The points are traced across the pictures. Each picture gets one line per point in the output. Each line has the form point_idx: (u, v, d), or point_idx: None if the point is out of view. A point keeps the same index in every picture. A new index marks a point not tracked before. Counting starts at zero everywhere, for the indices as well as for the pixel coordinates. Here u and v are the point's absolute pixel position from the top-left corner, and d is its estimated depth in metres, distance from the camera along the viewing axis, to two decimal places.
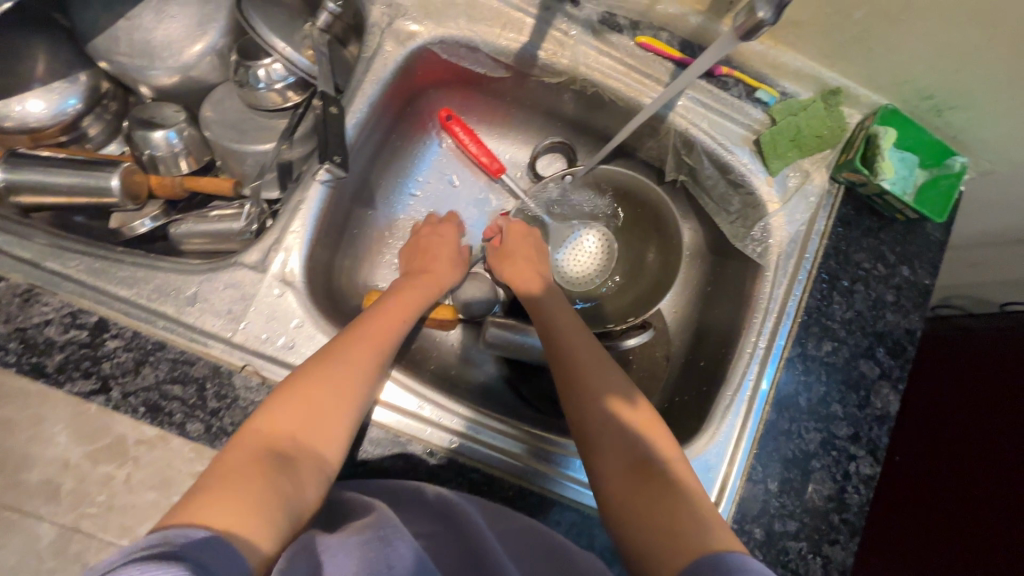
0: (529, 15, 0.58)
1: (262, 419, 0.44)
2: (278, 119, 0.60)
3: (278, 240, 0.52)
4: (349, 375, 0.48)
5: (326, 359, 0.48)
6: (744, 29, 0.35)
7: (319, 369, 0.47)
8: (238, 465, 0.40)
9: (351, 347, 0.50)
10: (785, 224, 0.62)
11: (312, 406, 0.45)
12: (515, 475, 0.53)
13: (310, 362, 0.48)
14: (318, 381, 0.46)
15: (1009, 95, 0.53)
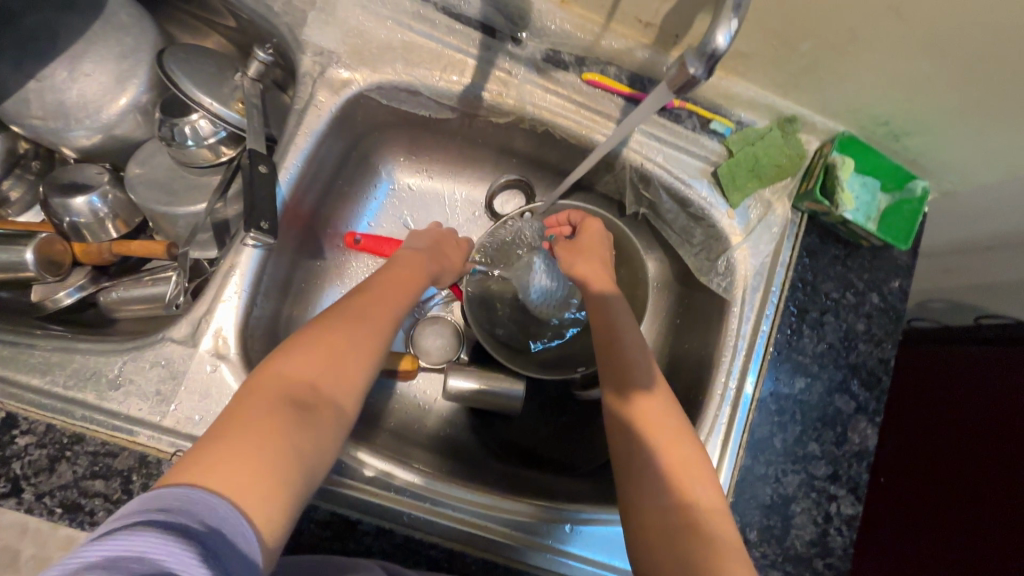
0: (470, 56, 0.55)
1: (291, 356, 0.40)
2: (210, 176, 0.56)
3: (209, 310, 0.49)
4: (364, 354, 0.43)
5: (340, 327, 0.42)
6: (681, 84, 0.36)
7: (333, 341, 0.41)
8: (256, 417, 0.36)
9: (368, 324, 0.44)
10: (750, 256, 0.60)
11: (329, 381, 0.40)
12: (480, 548, 0.50)
13: (324, 327, 0.42)
14: (334, 348, 0.41)
15: (964, 120, 0.52)
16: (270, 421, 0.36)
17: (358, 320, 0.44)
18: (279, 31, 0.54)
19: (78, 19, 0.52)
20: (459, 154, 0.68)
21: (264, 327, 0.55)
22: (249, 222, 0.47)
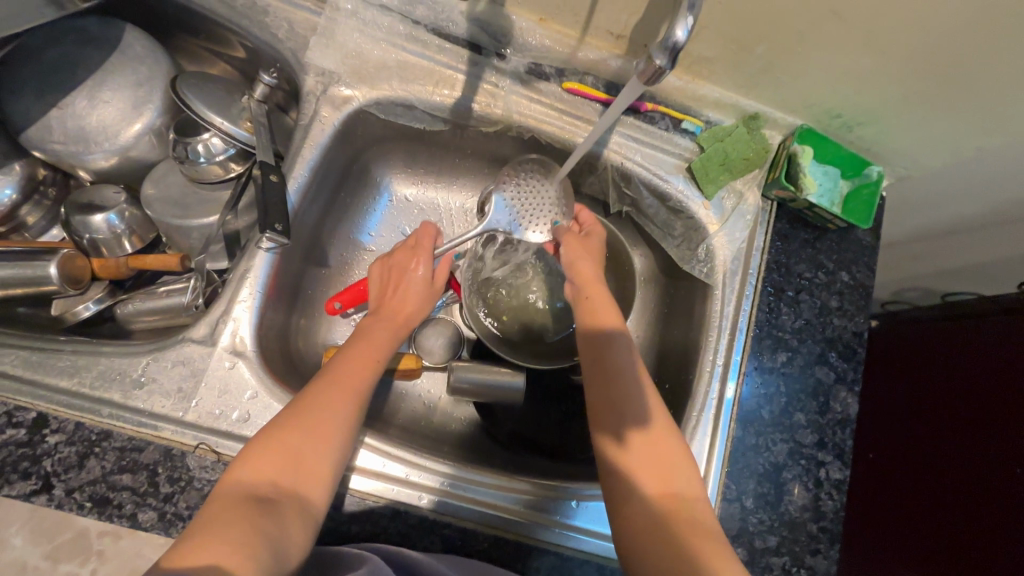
0: (459, 71, 0.61)
1: (257, 449, 0.43)
2: (222, 191, 0.60)
3: (226, 311, 0.52)
4: (334, 429, 0.46)
5: (307, 411, 0.46)
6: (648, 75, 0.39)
7: (300, 427, 0.45)
8: (225, 508, 0.39)
9: (337, 394, 0.47)
10: (727, 243, 0.64)
11: (299, 469, 0.43)
12: (495, 526, 0.53)
13: (292, 414, 0.46)
14: (299, 428, 0.44)
15: (905, 109, 0.57)
16: (240, 515, 0.39)
17: (326, 394, 0.47)
18: (283, 55, 0.59)
19: (97, 52, 0.57)
20: (452, 164, 0.72)
21: (275, 330, 0.58)
22: (264, 224, 0.51)
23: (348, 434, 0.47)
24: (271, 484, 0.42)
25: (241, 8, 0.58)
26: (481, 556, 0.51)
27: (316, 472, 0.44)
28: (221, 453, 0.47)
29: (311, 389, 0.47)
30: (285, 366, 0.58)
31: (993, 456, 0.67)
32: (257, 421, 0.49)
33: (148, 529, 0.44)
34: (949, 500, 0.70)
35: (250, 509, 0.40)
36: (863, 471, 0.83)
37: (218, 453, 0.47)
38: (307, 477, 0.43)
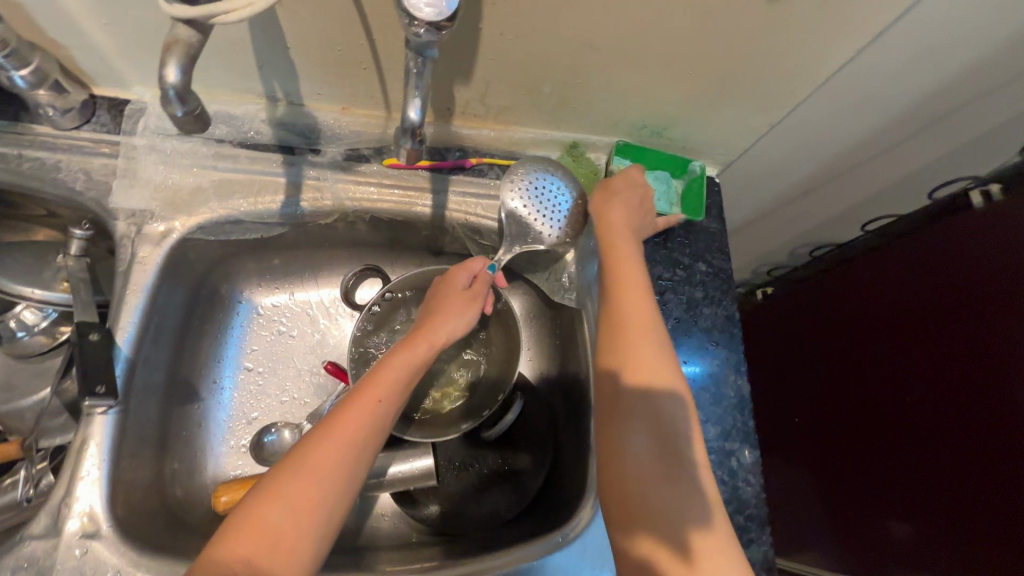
0: (278, 175, 0.60)
1: (262, 513, 0.43)
2: (53, 358, 0.57)
3: (67, 494, 0.47)
4: (318, 501, 0.45)
5: (290, 481, 0.45)
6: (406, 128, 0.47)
7: (283, 498, 0.44)
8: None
9: (323, 462, 0.46)
10: (584, 266, 0.67)
11: (275, 539, 0.43)
12: None
13: (278, 480, 0.45)
14: (295, 496, 0.44)
15: (694, 107, 0.62)
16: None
17: (315, 460, 0.46)
18: (87, 206, 0.56)
19: None
20: (308, 260, 0.71)
21: (141, 491, 0.54)
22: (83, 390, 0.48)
23: (342, 496, 0.46)
24: (249, 549, 0.42)
25: (27, 169, 0.55)
26: None
27: (291, 543, 0.43)
28: None
29: (300, 452, 0.46)
30: (161, 526, 0.54)
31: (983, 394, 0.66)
32: None
33: None
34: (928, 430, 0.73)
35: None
36: (843, 402, 0.88)
37: None
38: (284, 548, 0.43)
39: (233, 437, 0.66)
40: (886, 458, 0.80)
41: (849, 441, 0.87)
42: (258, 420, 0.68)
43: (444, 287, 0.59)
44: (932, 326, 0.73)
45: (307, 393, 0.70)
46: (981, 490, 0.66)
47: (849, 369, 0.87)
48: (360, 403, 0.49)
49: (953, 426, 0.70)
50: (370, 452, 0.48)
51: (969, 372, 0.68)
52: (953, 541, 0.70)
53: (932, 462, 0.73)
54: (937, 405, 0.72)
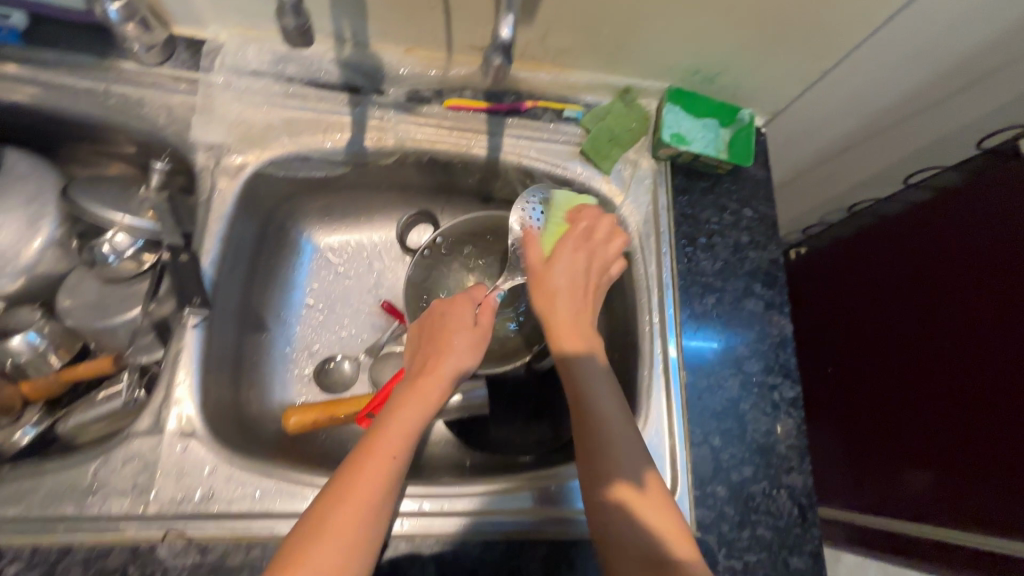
0: (344, 114, 0.63)
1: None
2: (138, 283, 0.61)
3: (166, 397, 0.52)
4: (345, 564, 0.43)
5: (314, 550, 0.42)
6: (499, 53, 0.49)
7: (309, 565, 0.42)
8: None
9: (347, 528, 0.44)
10: (634, 209, 0.69)
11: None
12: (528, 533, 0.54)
13: (297, 551, 0.42)
14: (316, 561, 0.42)
15: (749, 52, 0.63)
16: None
17: (337, 525, 0.44)
18: (168, 141, 0.59)
19: None
20: (365, 203, 0.74)
21: (223, 402, 0.58)
22: (183, 299, 0.53)
23: (365, 555, 0.44)
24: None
25: (114, 103, 0.58)
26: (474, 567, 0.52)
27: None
28: (192, 535, 0.48)
29: (317, 519, 0.44)
30: (242, 436, 0.58)
31: (977, 354, 0.71)
32: (223, 495, 0.50)
33: None
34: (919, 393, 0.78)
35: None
36: (846, 361, 0.92)
37: (189, 535, 0.47)
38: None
39: (297, 367, 0.70)
40: (903, 408, 0.81)
41: (847, 400, 0.91)
42: (319, 352, 0.72)
43: (450, 320, 0.58)
44: (967, 276, 0.74)
45: (363, 329, 0.74)
46: (960, 445, 0.71)
47: (875, 323, 0.88)
48: (377, 458, 0.48)
49: (970, 383, 0.71)
50: (388, 503, 0.47)
51: (999, 317, 0.69)
52: (965, 487, 0.70)
53: (921, 425, 0.77)
54: (932, 366, 0.77)
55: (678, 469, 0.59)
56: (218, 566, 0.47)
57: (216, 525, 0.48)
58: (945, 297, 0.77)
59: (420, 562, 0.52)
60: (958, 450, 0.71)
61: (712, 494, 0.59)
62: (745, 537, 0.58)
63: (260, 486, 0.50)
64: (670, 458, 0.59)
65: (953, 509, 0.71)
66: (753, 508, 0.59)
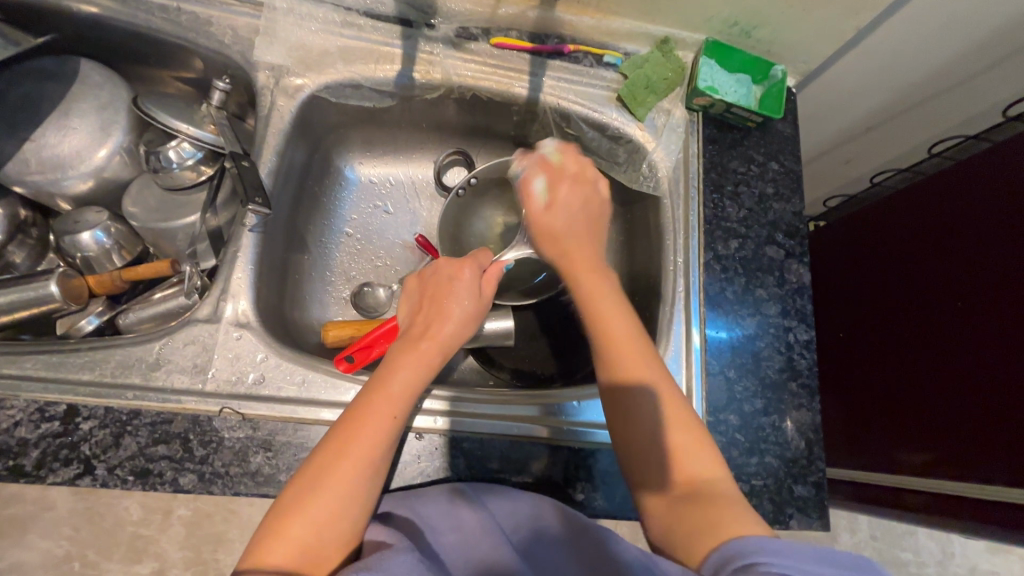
0: (396, 46, 0.67)
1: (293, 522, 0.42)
2: (197, 194, 0.64)
3: (224, 290, 0.56)
4: (340, 511, 0.44)
5: (319, 493, 0.44)
6: None
7: (313, 508, 0.43)
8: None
9: (345, 475, 0.44)
10: (665, 155, 0.71)
11: (307, 551, 0.42)
12: (547, 437, 0.58)
13: (304, 493, 0.44)
14: (323, 500, 0.43)
15: (787, 6, 0.65)
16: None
17: (335, 476, 0.44)
18: (233, 59, 0.64)
19: (57, 85, 0.60)
20: (406, 139, 0.77)
21: (271, 306, 0.62)
22: (247, 198, 0.58)
23: (370, 497, 0.46)
24: (286, 569, 0.41)
25: (186, 21, 0.63)
26: (498, 464, 0.56)
27: (327, 553, 0.43)
28: (245, 413, 0.51)
29: (317, 467, 0.45)
30: (286, 341, 0.62)
31: (988, 319, 0.73)
32: (273, 381, 0.54)
33: (190, 489, 0.48)
34: (928, 360, 0.80)
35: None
36: (855, 329, 0.95)
37: (241, 413, 0.51)
38: (317, 557, 0.42)
39: (334, 290, 0.74)
40: (905, 370, 0.84)
41: (855, 366, 0.94)
42: (356, 278, 0.76)
43: (455, 289, 0.55)
44: (975, 242, 0.77)
45: (397, 260, 0.77)
46: (968, 408, 0.74)
47: (881, 289, 0.91)
48: (371, 419, 0.46)
49: (977, 349, 0.74)
50: (389, 452, 0.47)
51: (998, 275, 0.72)
52: (965, 441, 0.74)
53: (931, 393, 0.79)
54: (942, 334, 0.79)
55: (691, 395, 0.63)
56: (269, 442, 0.51)
57: (267, 407, 0.52)
58: (949, 260, 0.80)
59: (448, 455, 0.56)
60: (967, 413, 0.74)
61: (724, 421, 0.62)
62: (754, 463, 0.61)
63: (306, 376, 0.54)
64: (685, 386, 0.63)
65: (952, 460, 0.76)
66: (763, 437, 0.62)
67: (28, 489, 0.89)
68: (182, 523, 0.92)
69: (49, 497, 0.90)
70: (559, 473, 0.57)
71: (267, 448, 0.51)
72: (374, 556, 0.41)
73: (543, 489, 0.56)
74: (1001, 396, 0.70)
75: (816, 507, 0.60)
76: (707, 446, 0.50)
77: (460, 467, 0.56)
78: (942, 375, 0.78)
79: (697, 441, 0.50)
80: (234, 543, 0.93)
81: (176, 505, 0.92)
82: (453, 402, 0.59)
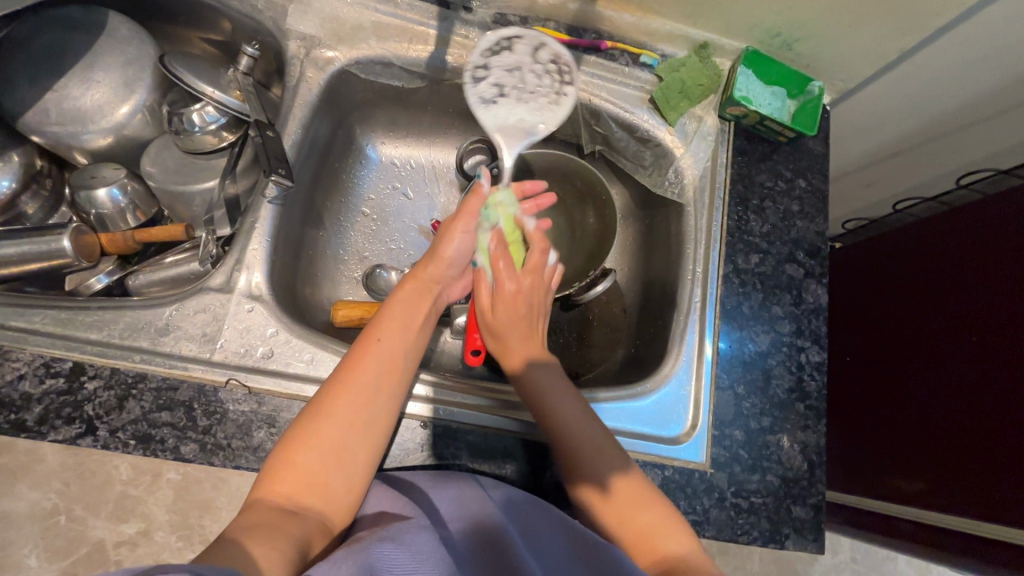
0: (431, 27, 0.65)
1: (299, 451, 0.42)
2: (217, 159, 0.63)
3: (239, 261, 0.55)
4: (344, 445, 0.43)
5: (320, 427, 0.43)
6: None
7: (314, 442, 0.42)
8: (265, 513, 0.39)
9: (342, 405, 0.44)
10: (692, 163, 0.70)
11: (314, 484, 0.41)
12: None
13: (303, 429, 0.43)
14: (320, 429, 0.43)
15: (833, 21, 0.63)
16: (272, 521, 0.38)
17: (335, 405, 0.44)
18: (264, 25, 0.63)
19: (83, 36, 0.59)
20: (431, 123, 0.76)
21: (283, 280, 0.61)
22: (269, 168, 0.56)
23: (376, 428, 0.45)
24: (291, 499, 0.40)
25: None
26: (501, 461, 0.56)
27: (335, 483, 0.42)
28: (251, 386, 0.51)
29: (316, 402, 0.45)
30: (296, 316, 0.61)
31: (998, 357, 0.72)
32: (282, 356, 0.53)
33: (190, 459, 0.48)
34: (937, 392, 0.79)
35: (277, 517, 0.38)
36: (862, 355, 0.94)
37: (248, 386, 0.51)
38: (322, 494, 0.42)
39: (346, 270, 0.73)
40: (911, 400, 0.83)
41: (863, 393, 0.92)
42: (369, 259, 0.75)
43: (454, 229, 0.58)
44: (992, 277, 0.76)
45: (411, 246, 0.76)
46: (973, 442, 0.73)
47: (894, 315, 0.90)
48: (367, 350, 0.47)
49: (984, 386, 0.73)
50: (391, 380, 0.47)
51: (1014, 311, 0.72)
52: (964, 473, 0.74)
53: (935, 424, 0.79)
54: (952, 369, 0.78)
55: (698, 407, 0.62)
56: (273, 418, 0.50)
57: (274, 383, 0.51)
58: (971, 293, 0.78)
59: (449, 448, 0.55)
60: (969, 449, 0.74)
61: (729, 436, 0.62)
62: (755, 481, 0.61)
63: (315, 354, 0.54)
64: (693, 398, 0.63)
65: (949, 494, 0.75)
66: (767, 455, 0.62)
67: (19, 441, 0.90)
68: (171, 487, 0.92)
69: (40, 450, 0.90)
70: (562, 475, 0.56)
71: (270, 424, 0.50)
72: (396, 526, 0.41)
73: (543, 488, 0.56)
74: (1005, 434, 0.69)
75: (812, 530, 0.60)
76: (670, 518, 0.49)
77: (462, 459, 0.55)
78: (950, 410, 0.77)
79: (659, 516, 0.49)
80: (221, 511, 0.92)
81: (165, 468, 0.92)
82: (460, 394, 0.59)
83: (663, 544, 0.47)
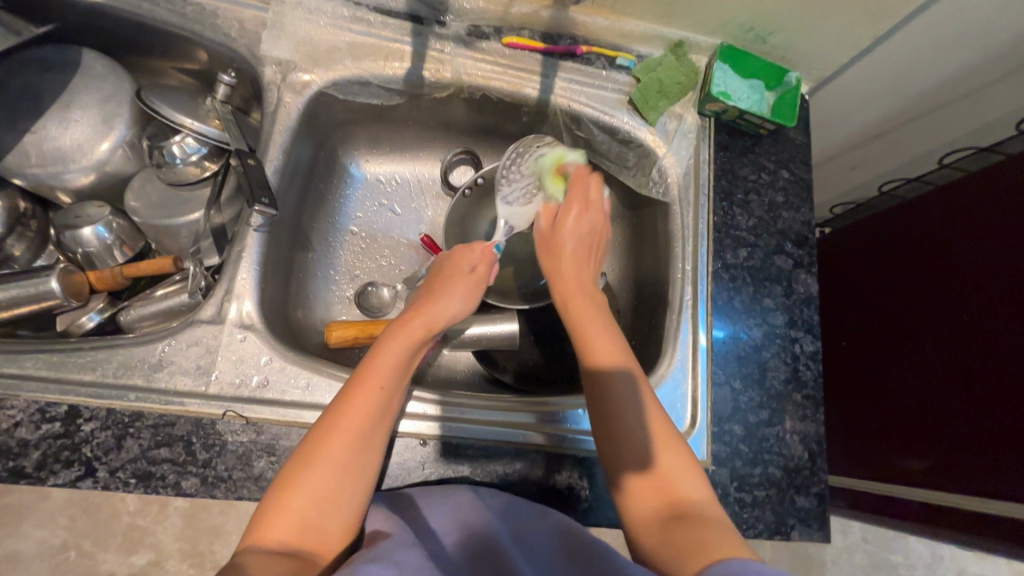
0: (405, 43, 0.65)
1: (293, 497, 0.42)
2: (201, 189, 0.63)
3: (228, 291, 0.55)
4: (339, 489, 0.43)
5: (309, 472, 0.43)
6: None
7: (307, 487, 0.42)
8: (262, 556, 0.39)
9: (336, 452, 0.43)
10: (675, 161, 0.71)
11: (308, 531, 0.41)
12: (551, 445, 0.57)
13: (294, 473, 0.43)
14: (313, 476, 0.42)
15: (805, 12, 0.63)
16: (266, 565, 0.37)
17: (328, 450, 0.43)
18: (238, 52, 0.63)
19: (58, 76, 0.58)
20: (414, 138, 0.76)
21: (275, 306, 0.61)
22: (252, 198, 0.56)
23: (367, 472, 0.45)
24: (284, 543, 0.40)
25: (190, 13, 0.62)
26: (503, 473, 0.56)
27: (328, 527, 0.42)
28: (248, 416, 0.51)
29: (310, 444, 0.44)
30: (289, 341, 0.62)
31: (991, 334, 0.73)
32: (278, 384, 0.53)
33: (192, 493, 0.48)
34: (933, 371, 0.80)
35: (275, 562, 0.38)
36: (858, 339, 0.95)
37: (245, 416, 0.51)
38: (316, 536, 0.42)
39: (338, 289, 0.73)
40: (908, 381, 0.84)
41: (861, 376, 0.93)
42: (360, 277, 0.75)
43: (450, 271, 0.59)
44: (980, 253, 0.76)
45: (402, 261, 0.77)
46: (972, 419, 0.74)
47: (886, 297, 0.90)
48: (360, 391, 0.46)
49: (978, 365, 0.74)
50: (383, 423, 0.46)
51: (1003, 288, 0.72)
52: (964, 451, 0.74)
53: (933, 404, 0.79)
54: (946, 348, 0.78)
55: (696, 405, 0.62)
56: (272, 447, 0.50)
57: (271, 411, 0.51)
58: (961, 272, 0.79)
59: (451, 463, 0.55)
60: (968, 426, 0.74)
61: (729, 431, 0.62)
62: (757, 474, 0.61)
63: (311, 379, 0.54)
64: (691, 396, 0.63)
65: (951, 473, 0.76)
66: (767, 448, 0.62)
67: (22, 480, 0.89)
68: (179, 515, 0.92)
69: (44, 487, 0.90)
70: (565, 483, 0.56)
71: (270, 452, 0.50)
72: (383, 546, 0.41)
73: (547, 497, 0.56)
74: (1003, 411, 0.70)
75: (816, 519, 0.60)
76: (692, 468, 0.48)
77: (464, 473, 0.55)
78: (946, 389, 0.77)
79: (681, 467, 0.48)
80: (231, 535, 0.93)
81: (172, 497, 0.92)
82: (457, 408, 0.58)
83: (683, 487, 0.47)
